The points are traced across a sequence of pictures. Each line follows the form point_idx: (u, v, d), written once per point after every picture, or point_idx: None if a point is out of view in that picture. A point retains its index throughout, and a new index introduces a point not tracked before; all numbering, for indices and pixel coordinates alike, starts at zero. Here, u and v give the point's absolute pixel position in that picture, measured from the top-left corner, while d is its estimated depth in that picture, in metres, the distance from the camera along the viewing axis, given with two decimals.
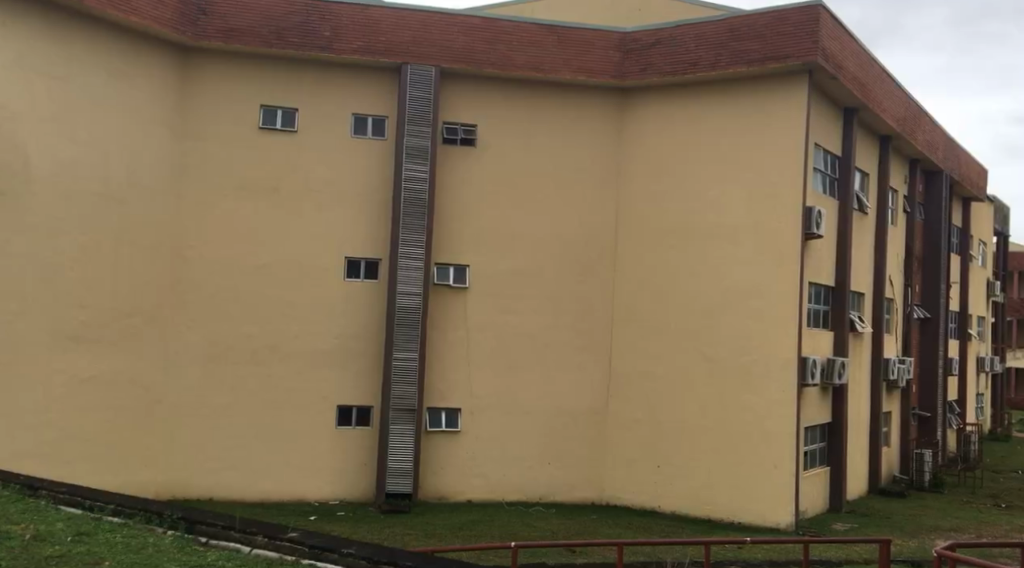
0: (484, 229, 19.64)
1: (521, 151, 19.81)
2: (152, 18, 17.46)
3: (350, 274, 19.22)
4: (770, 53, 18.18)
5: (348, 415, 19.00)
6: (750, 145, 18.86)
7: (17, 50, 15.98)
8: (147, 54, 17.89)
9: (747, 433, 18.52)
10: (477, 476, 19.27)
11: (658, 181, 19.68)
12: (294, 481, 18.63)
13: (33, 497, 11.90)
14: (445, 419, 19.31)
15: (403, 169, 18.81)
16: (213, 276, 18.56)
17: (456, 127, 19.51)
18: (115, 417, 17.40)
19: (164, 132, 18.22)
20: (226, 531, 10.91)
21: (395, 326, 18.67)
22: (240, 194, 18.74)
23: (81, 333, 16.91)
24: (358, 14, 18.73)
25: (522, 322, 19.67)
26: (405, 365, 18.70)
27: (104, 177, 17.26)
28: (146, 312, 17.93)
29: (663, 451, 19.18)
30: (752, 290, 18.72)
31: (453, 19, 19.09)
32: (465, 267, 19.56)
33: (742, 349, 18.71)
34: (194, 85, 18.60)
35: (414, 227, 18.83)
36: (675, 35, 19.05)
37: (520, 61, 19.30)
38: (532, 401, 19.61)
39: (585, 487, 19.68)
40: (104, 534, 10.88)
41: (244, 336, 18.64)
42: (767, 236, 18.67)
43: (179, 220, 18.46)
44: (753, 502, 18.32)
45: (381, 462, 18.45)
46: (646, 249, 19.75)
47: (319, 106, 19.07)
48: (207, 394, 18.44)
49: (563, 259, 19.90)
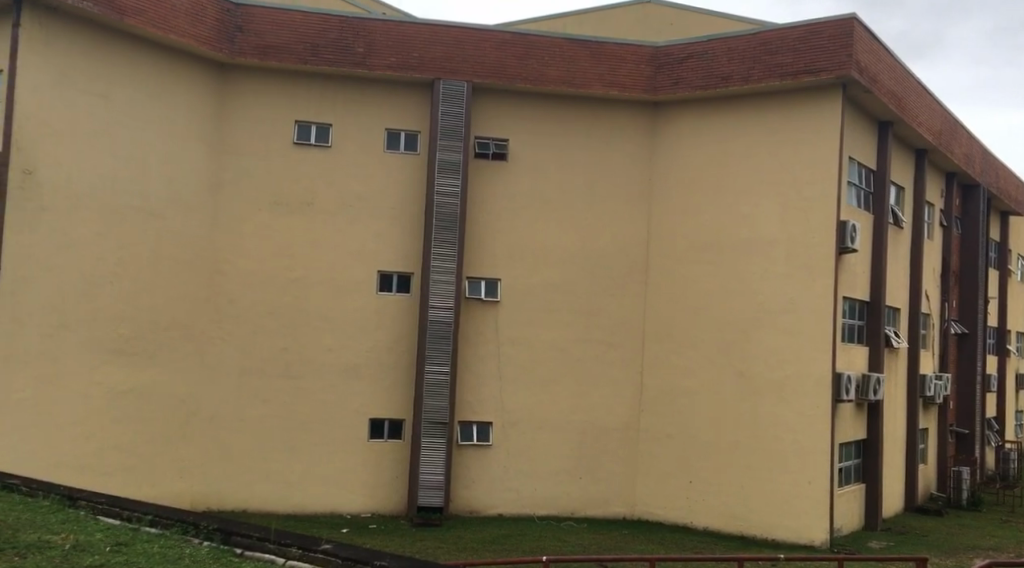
0: (515, 243, 19.71)
1: (554, 165, 19.86)
2: (190, 36, 17.71)
3: (382, 288, 19.31)
4: (804, 67, 18.07)
5: (380, 428, 19.07)
6: (784, 158, 18.75)
7: (62, 70, 16.33)
8: (185, 70, 18.16)
9: (782, 450, 18.31)
10: (508, 489, 19.25)
11: (690, 194, 19.62)
12: (327, 494, 18.70)
13: (73, 508, 12.07)
14: (477, 432, 19.34)
15: (436, 183, 18.91)
16: (248, 289, 18.75)
17: (487, 142, 19.65)
18: (152, 428, 17.58)
19: (200, 148, 18.45)
20: (260, 542, 10.99)
21: (427, 339, 18.72)
22: (274, 208, 18.94)
23: (120, 345, 17.12)
24: (392, 30, 18.87)
25: (554, 336, 19.69)
26: (437, 379, 18.72)
27: (144, 192, 17.52)
28: (182, 325, 18.13)
29: (695, 466, 19.06)
30: (786, 305, 18.56)
31: (486, 35, 19.19)
32: (496, 281, 19.64)
33: (776, 365, 18.52)
34: (231, 102, 18.86)
35: (445, 241, 18.91)
36: (708, 49, 19.01)
37: (553, 76, 19.32)
38: (564, 415, 19.58)
39: (616, 502, 19.57)
40: (142, 544, 10.98)
41: (277, 350, 18.80)
42: (801, 251, 18.51)
43: (216, 234, 18.69)
44: (788, 520, 18.10)
45: (414, 475, 18.45)
46: (678, 263, 19.67)
47: (353, 121, 19.24)
48: (241, 406, 18.60)
49: (594, 273, 19.88)
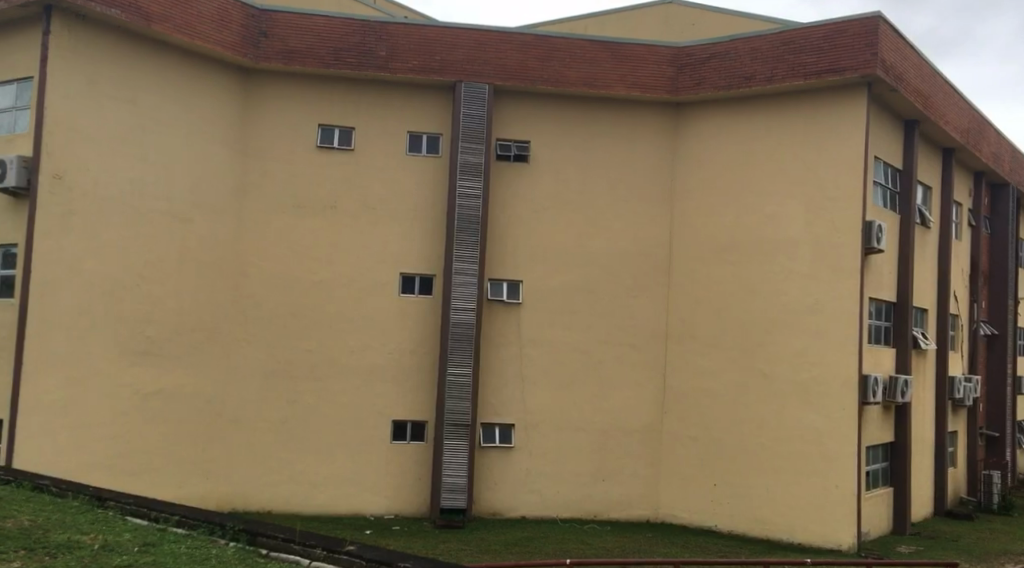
0: (538, 245, 19.74)
1: (576, 167, 19.86)
2: (215, 42, 17.83)
3: (404, 290, 19.37)
4: (828, 66, 17.97)
5: (403, 429, 19.12)
6: (808, 159, 18.66)
7: (90, 75, 16.49)
8: (210, 75, 18.30)
9: (808, 453, 18.20)
10: (532, 491, 19.26)
11: (713, 196, 19.55)
12: (351, 495, 18.77)
13: (102, 508, 12.21)
14: (499, 434, 19.36)
15: (458, 185, 18.95)
16: (272, 291, 18.88)
17: (509, 144, 19.70)
18: (178, 430, 17.72)
19: (225, 152, 18.59)
20: (286, 543, 11.05)
21: (450, 341, 18.75)
22: (298, 211, 19.06)
23: (147, 347, 17.27)
24: (414, 33, 18.92)
25: (577, 338, 19.69)
26: (459, 381, 18.74)
27: (170, 196, 17.66)
28: (208, 328, 18.26)
29: (720, 469, 18.98)
30: (811, 306, 18.45)
31: (508, 37, 19.21)
32: (518, 283, 19.67)
33: (801, 367, 18.42)
34: (256, 106, 18.99)
35: (467, 243, 18.94)
36: (731, 49, 18.94)
37: (575, 77, 19.31)
38: (587, 417, 19.56)
39: (640, 505, 19.52)
40: (170, 544, 11.09)
41: (301, 352, 18.90)
42: (826, 252, 18.40)
43: (241, 237, 18.83)
44: (814, 523, 18.00)
45: (437, 477, 18.48)
46: (702, 264, 19.60)
47: (376, 124, 19.33)
48: (266, 408, 18.72)
49: (617, 275, 19.86)
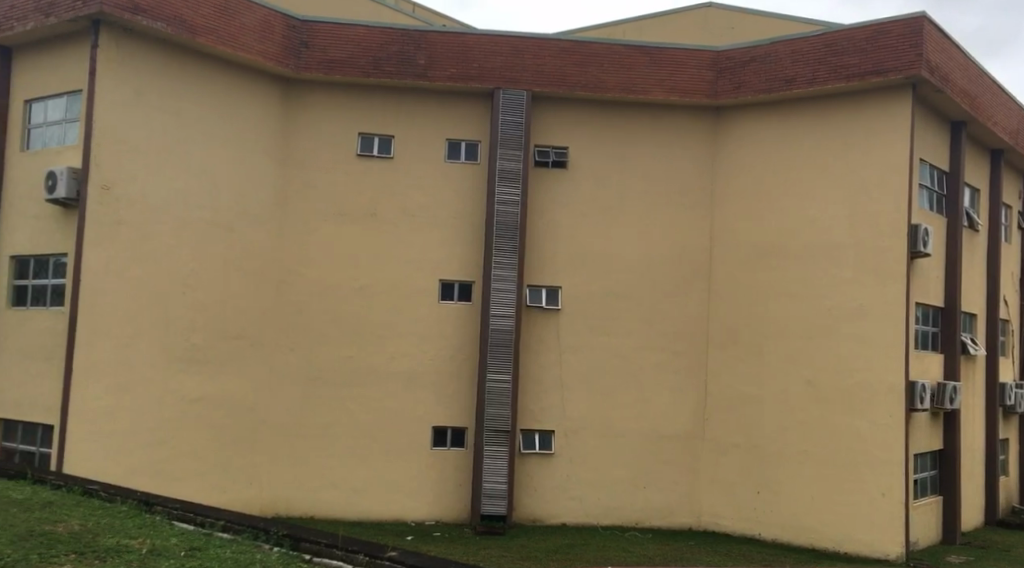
0: (577, 251, 19.73)
1: (615, 173, 19.83)
2: (257, 53, 18.04)
3: (444, 297, 19.45)
4: (871, 68, 17.76)
5: (443, 436, 19.18)
6: (850, 162, 18.46)
7: (137, 87, 16.77)
8: (253, 86, 18.53)
9: (853, 461, 17.96)
10: (572, 498, 19.22)
11: (755, 200, 19.41)
12: (392, 502, 18.86)
13: (150, 513, 12.40)
14: (539, 440, 19.36)
15: (496, 192, 19.00)
16: (314, 299, 19.06)
17: (547, 150, 19.71)
18: (222, 436, 17.92)
19: (267, 161, 18.80)
20: (329, 549, 11.10)
21: (489, 348, 18.79)
22: (339, 219, 19.22)
23: (192, 354, 17.49)
24: (453, 41, 19.02)
25: (617, 344, 19.63)
26: (499, 388, 18.76)
27: (214, 205, 17.89)
28: (251, 335, 18.46)
29: (763, 477, 18.80)
30: (856, 311, 18.23)
31: (546, 43, 19.24)
32: (557, 289, 19.68)
33: (846, 373, 18.20)
34: (297, 116, 19.20)
35: (506, 250, 18.97)
36: (771, 52, 18.81)
37: (613, 83, 19.28)
38: (628, 424, 19.49)
39: (682, 513, 19.39)
40: (215, 549, 11.22)
41: (343, 359, 19.06)
42: (870, 257, 18.18)
43: (282, 245, 19.04)
44: (860, 532, 17.76)
45: (477, 483, 18.50)
46: (743, 269, 19.46)
47: (415, 132, 19.44)
48: (308, 414, 18.89)
49: (657, 281, 19.78)
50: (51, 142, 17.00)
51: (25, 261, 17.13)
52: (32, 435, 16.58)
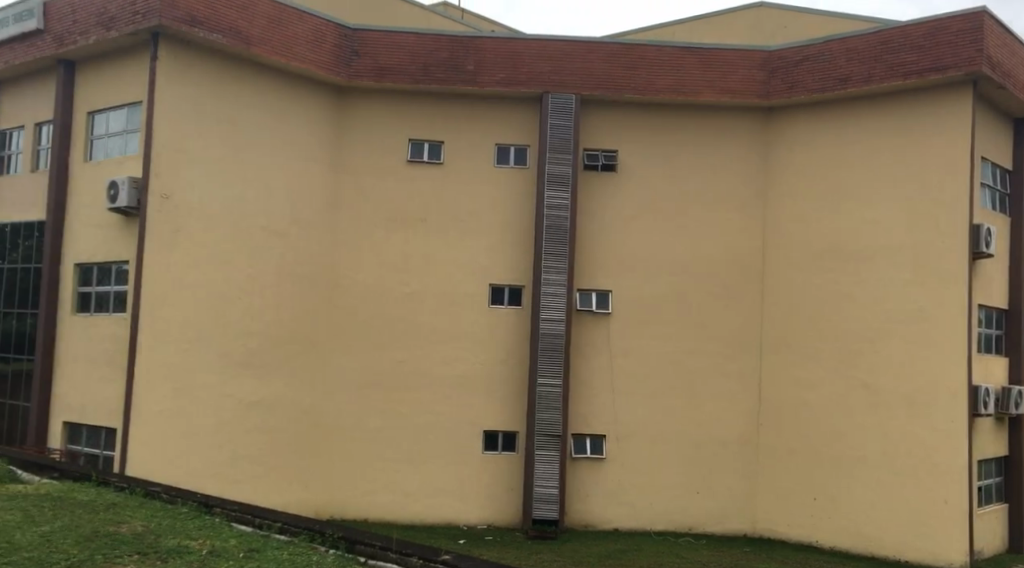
0: (628, 255, 19.66)
1: (665, 176, 19.73)
2: (310, 62, 18.26)
3: (493, 301, 19.50)
4: (929, 65, 17.46)
5: (494, 440, 19.22)
6: (907, 162, 18.16)
7: (194, 97, 17.07)
8: (306, 94, 18.76)
9: (914, 466, 17.64)
10: (625, 503, 19.13)
11: (809, 202, 19.17)
12: (444, 506, 18.94)
13: (210, 514, 12.62)
14: (590, 445, 19.31)
15: (545, 196, 19.00)
16: (366, 304, 19.24)
17: (596, 153, 19.68)
18: (278, 440, 18.15)
19: (320, 168, 19.03)
20: (384, 551, 11.21)
21: (540, 352, 18.78)
22: (390, 225, 19.38)
23: (248, 359, 17.74)
24: (502, 46, 19.09)
25: (669, 348, 19.51)
26: (550, 392, 18.74)
27: (268, 212, 18.14)
28: (304, 340, 18.69)
29: (820, 483, 18.54)
30: (915, 314, 17.90)
31: (596, 46, 19.22)
32: (607, 293, 19.64)
33: (906, 377, 17.87)
34: (348, 123, 19.40)
35: (556, 254, 18.95)
36: (825, 50, 18.58)
37: (663, 85, 19.18)
38: (680, 428, 19.35)
39: (737, 519, 19.19)
40: (273, 551, 11.35)
41: (395, 363, 19.20)
42: (928, 259, 17.85)
43: (334, 251, 19.25)
44: (921, 539, 17.44)
45: (528, 488, 18.50)
46: (798, 272, 19.21)
47: (465, 137, 19.53)
48: (361, 418, 19.05)
49: (709, 284, 19.62)
50: (112, 153, 17.40)
51: (89, 268, 17.54)
52: (95, 438, 16.97)
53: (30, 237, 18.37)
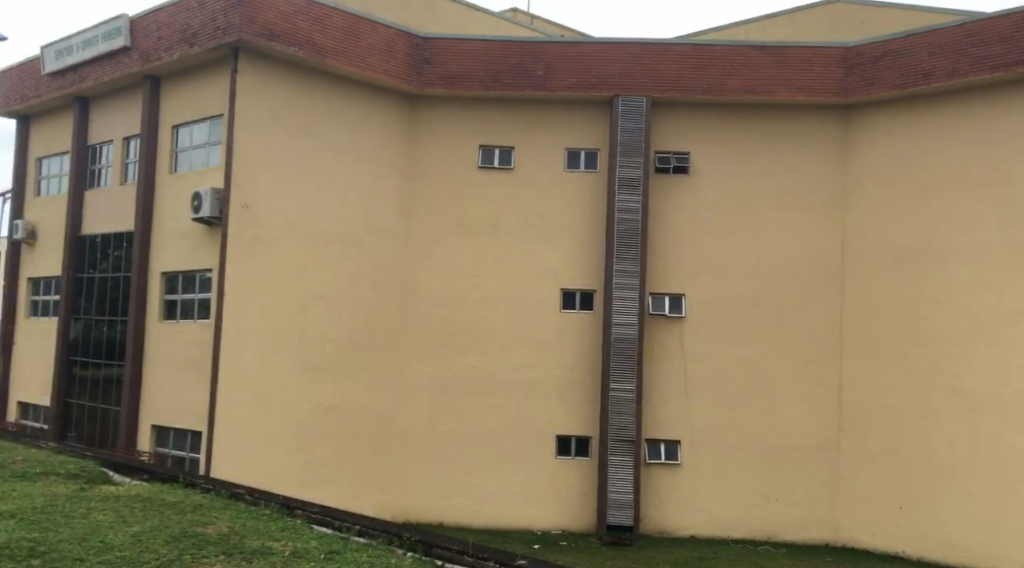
0: (701, 258, 19.49)
1: (739, 178, 19.50)
2: (382, 71, 18.51)
3: (565, 305, 19.49)
4: (1016, 57, 16.96)
5: (567, 445, 19.19)
6: (992, 160, 17.65)
7: (272, 109, 17.44)
8: (379, 102, 19.02)
9: (1004, 475, 17.13)
10: (701, 510, 18.94)
11: (888, 202, 18.76)
12: (519, 511, 18.97)
13: (291, 516, 12.96)
14: (665, 451, 19.18)
15: (616, 200, 18.90)
16: (439, 309, 19.41)
17: (668, 156, 19.57)
18: (355, 444, 18.41)
19: (393, 175, 19.26)
20: (460, 555, 11.56)
21: (612, 357, 18.70)
22: (462, 231, 19.53)
23: (325, 365, 18.02)
24: (572, 51, 19.10)
25: (744, 351, 19.26)
26: (623, 397, 18.63)
27: (343, 220, 18.42)
28: (379, 345, 18.92)
29: (905, 491, 18.11)
30: (1004, 316, 17.37)
31: (667, 48, 19.10)
32: (680, 296, 19.50)
33: (995, 381, 17.36)
34: (420, 130, 19.60)
35: (628, 258, 18.85)
36: (907, 45, 18.16)
37: (735, 85, 18.97)
38: (757, 434, 19.08)
39: (817, 527, 18.85)
40: (353, 552, 11.57)
41: (468, 368, 19.32)
42: (1017, 259, 17.31)
43: (408, 258, 19.46)
44: (1013, 550, 16.94)
45: (603, 494, 18.43)
46: (878, 274, 18.80)
47: (535, 142, 19.57)
48: (436, 423, 19.21)
49: (786, 287, 19.32)
50: (195, 164, 17.88)
51: (173, 276, 18.03)
52: (181, 441, 17.42)
53: (120, 247, 19.04)
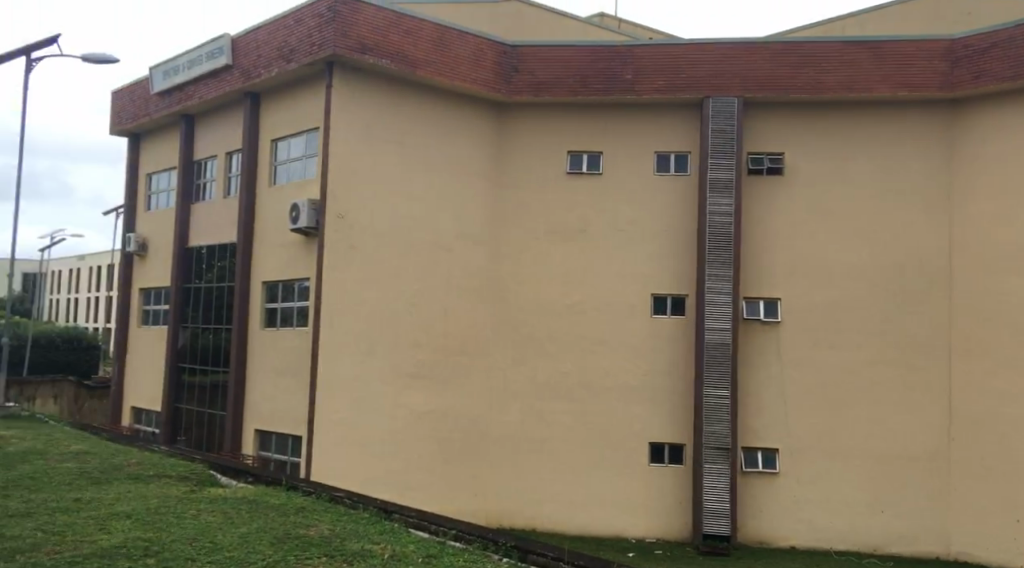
0: (797, 261, 19.11)
1: (835, 178, 19.07)
2: (472, 81, 18.70)
3: (657, 310, 19.34)
4: None
5: (661, 452, 19.02)
6: None
7: (365, 120, 17.78)
8: (469, 111, 19.22)
9: None
10: (801, 520, 18.54)
11: (995, 201, 18.08)
12: (614, 518, 18.87)
13: (389, 520, 13.14)
14: (762, 458, 18.85)
15: (708, 203, 18.66)
16: (531, 316, 19.48)
17: (761, 157, 19.27)
18: (450, 451, 18.59)
19: (484, 183, 19.42)
20: (557, 561, 11.53)
21: (706, 362, 18.47)
22: (553, 237, 19.57)
23: (419, 371, 18.25)
24: (661, 53, 18.98)
25: (844, 356, 18.81)
26: (717, 403, 18.38)
27: (436, 229, 18.65)
28: (472, 352, 19.08)
29: (1020, 502, 17.37)
30: None
31: (759, 47, 18.81)
32: (776, 301, 19.17)
33: None
34: (510, 137, 19.72)
35: (721, 261, 18.58)
36: (1016, 35, 17.45)
37: (830, 83, 18.57)
38: (859, 441, 18.60)
39: (925, 539, 18.26)
40: (450, 556, 11.67)
41: (561, 374, 19.34)
42: None
43: (500, 265, 19.58)
44: None
45: (698, 502, 18.19)
46: (985, 276, 18.14)
47: (625, 147, 19.49)
48: (530, 430, 19.28)
49: (886, 289, 18.80)
50: (292, 177, 18.36)
51: (274, 286, 18.54)
52: (282, 446, 17.87)
53: (224, 257, 19.66)
